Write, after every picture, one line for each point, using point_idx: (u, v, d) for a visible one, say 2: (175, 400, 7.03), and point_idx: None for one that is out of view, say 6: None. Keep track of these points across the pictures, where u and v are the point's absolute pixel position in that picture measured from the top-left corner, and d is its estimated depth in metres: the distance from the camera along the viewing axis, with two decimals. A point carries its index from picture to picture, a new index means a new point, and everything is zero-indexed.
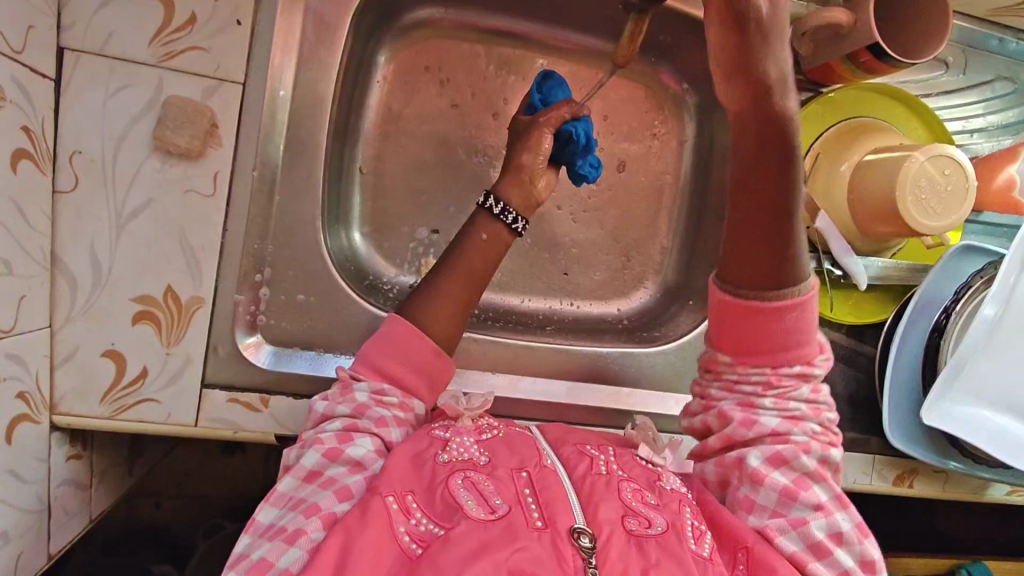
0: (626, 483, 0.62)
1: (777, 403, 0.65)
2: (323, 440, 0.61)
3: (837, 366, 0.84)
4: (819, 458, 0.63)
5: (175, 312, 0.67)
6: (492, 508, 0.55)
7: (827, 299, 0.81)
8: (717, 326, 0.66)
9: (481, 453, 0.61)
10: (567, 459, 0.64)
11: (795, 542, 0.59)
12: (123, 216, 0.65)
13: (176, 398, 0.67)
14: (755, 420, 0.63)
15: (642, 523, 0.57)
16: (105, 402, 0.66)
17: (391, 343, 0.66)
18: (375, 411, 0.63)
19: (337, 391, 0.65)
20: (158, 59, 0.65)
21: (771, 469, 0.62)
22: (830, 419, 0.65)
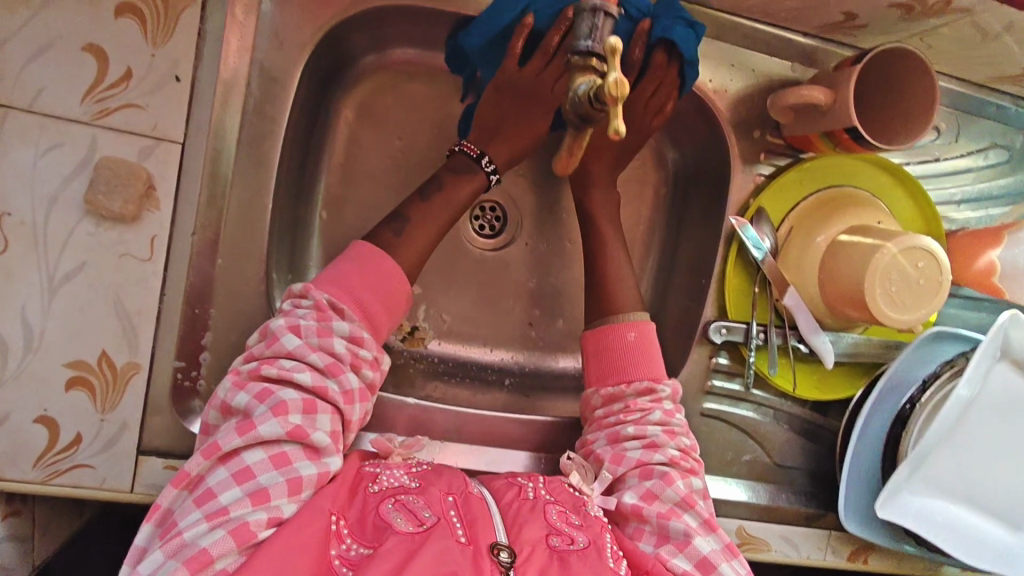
0: (551, 505, 0.62)
1: (655, 416, 0.70)
2: (287, 408, 0.56)
3: (799, 440, 0.82)
4: (685, 484, 0.67)
5: (110, 378, 0.65)
6: (420, 521, 0.54)
7: (792, 375, 0.78)
8: (606, 340, 0.74)
9: (411, 480, 0.61)
10: (497, 491, 0.64)
11: (680, 562, 0.62)
12: (55, 279, 0.63)
13: (111, 464, 0.66)
14: (622, 454, 0.69)
15: (565, 541, 0.57)
16: (37, 467, 0.64)
17: (371, 275, 0.66)
18: (347, 377, 0.61)
19: (313, 329, 0.61)
20: (91, 116, 0.61)
21: (644, 502, 0.66)
22: (687, 443, 0.70)
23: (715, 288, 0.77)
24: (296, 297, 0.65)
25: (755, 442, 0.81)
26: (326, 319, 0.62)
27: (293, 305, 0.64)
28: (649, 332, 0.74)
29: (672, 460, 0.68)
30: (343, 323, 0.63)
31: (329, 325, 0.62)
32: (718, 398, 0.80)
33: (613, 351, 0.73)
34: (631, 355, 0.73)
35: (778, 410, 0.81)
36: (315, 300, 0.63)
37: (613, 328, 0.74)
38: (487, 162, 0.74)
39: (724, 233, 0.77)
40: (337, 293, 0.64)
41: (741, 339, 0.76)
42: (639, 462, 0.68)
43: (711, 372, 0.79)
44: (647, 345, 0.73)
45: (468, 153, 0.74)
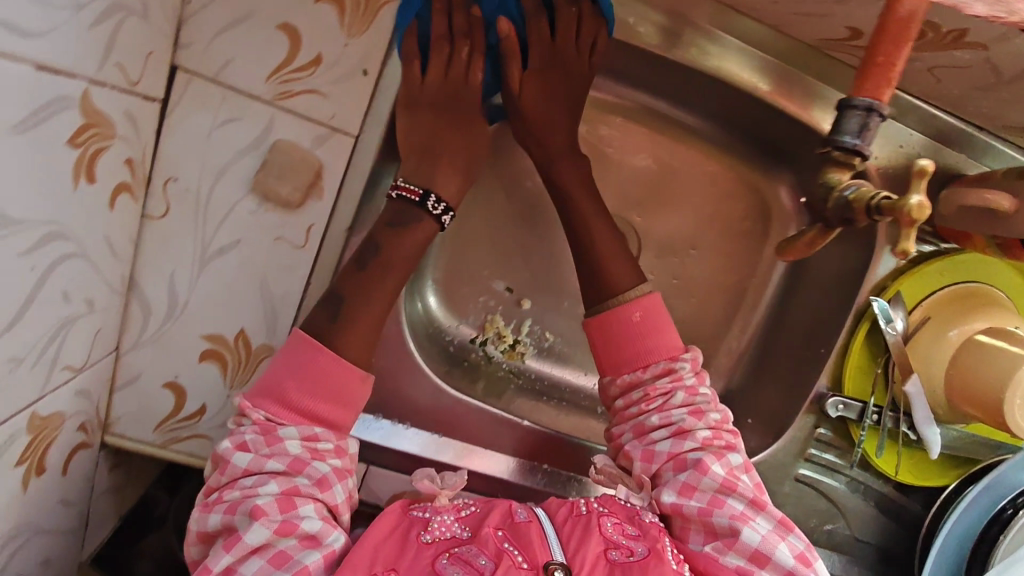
0: (606, 518, 0.62)
1: (676, 399, 0.67)
2: (265, 509, 0.52)
3: (879, 517, 0.83)
4: (724, 467, 0.64)
5: (243, 356, 0.64)
6: (476, 571, 0.52)
7: (896, 459, 0.79)
8: (612, 324, 0.70)
9: (462, 529, 0.58)
10: (551, 508, 0.64)
11: (734, 558, 0.60)
12: (208, 252, 0.62)
13: (229, 439, 0.66)
14: (652, 449, 0.66)
15: (624, 555, 0.57)
16: (158, 430, 0.65)
17: (306, 375, 0.57)
18: (315, 470, 0.55)
19: (261, 440, 0.55)
20: (273, 96, 0.60)
21: (686, 497, 0.62)
22: (717, 420, 0.68)
23: (836, 361, 0.77)
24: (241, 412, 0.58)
25: (838, 513, 0.81)
26: (280, 416, 0.56)
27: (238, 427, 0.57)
28: (657, 310, 0.71)
29: (703, 444, 0.65)
30: (294, 429, 0.56)
31: (260, 416, 0.56)
32: (814, 466, 0.80)
33: (624, 339, 0.69)
34: (638, 335, 0.69)
35: (867, 487, 0.81)
36: (255, 422, 0.56)
37: (614, 311, 0.70)
38: (433, 202, 0.63)
39: (854, 308, 0.76)
40: (262, 403, 0.57)
41: (855, 416, 0.76)
42: (670, 454, 0.65)
43: (813, 440, 0.79)
44: (655, 318, 0.70)
45: (407, 196, 0.63)
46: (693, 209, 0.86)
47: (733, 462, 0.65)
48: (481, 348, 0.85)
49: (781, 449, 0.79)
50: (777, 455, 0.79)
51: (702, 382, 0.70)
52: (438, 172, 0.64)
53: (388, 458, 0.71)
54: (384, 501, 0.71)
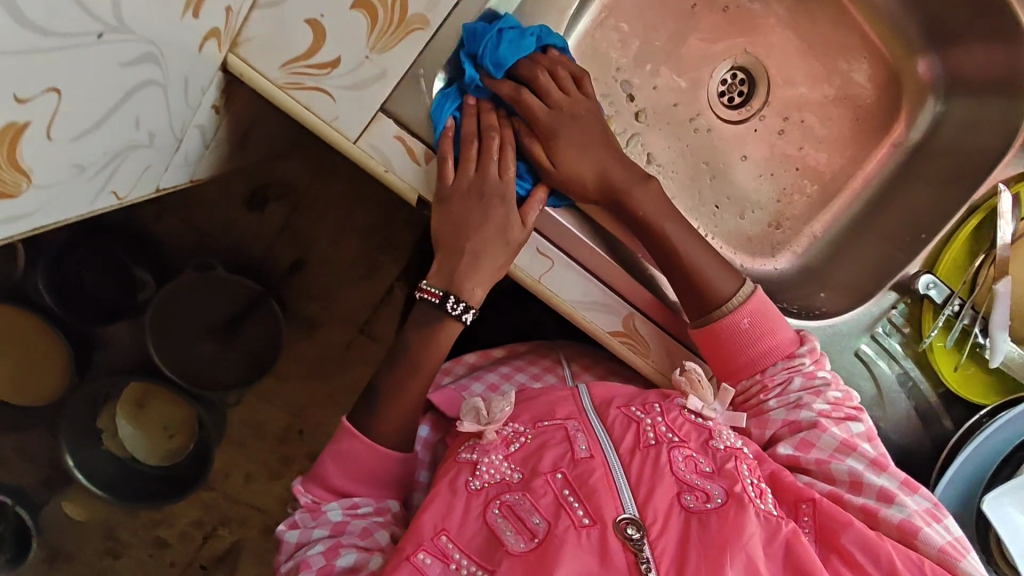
0: (677, 450, 0.64)
1: (793, 383, 0.69)
2: (309, 560, 0.60)
3: (914, 420, 0.84)
4: (840, 429, 0.67)
5: (395, 20, 0.61)
6: (532, 534, 0.58)
7: (955, 359, 0.80)
8: (720, 335, 0.70)
9: (513, 471, 0.64)
10: (613, 427, 0.66)
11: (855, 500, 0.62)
12: None
13: (352, 105, 0.62)
14: (766, 417, 0.70)
15: (699, 498, 0.59)
16: (283, 69, 0.61)
17: (343, 460, 0.65)
18: (357, 527, 0.63)
19: (307, 515, 0.64)
20: None
21: (804, 452, 0.66)
22: (837, 396, 0.69)
23: (935, 245, 0.78)
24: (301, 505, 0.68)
25: (878, 402, 0.82)
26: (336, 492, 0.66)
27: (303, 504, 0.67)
28: (761, 310, 0.71)
29: (825, 415, 0.67)
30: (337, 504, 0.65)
31: (308, 501, 0.65)
32: (875, 346, 0.80)
33: (734, 346, 0.70)
34: (750, 340, 0.70)
35: (912, 384, 0.82)
36: (307, 502, 0.65)
37: (723, 322, 0.70)
38: (453, 301, 0.65)
39: (970, 200, 0.77)
40: (321, 492, 0.66)
41: (938, 299, 0.77)
42: (786, 422, 0.68)
43: (882, 318, 0.80)
44: (767, 320, 0.70)
45: (429, 298, 0.66)
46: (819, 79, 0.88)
47: (853, 428, 0.67)
48: None
49: (850, 319, 0.80)
50: (845, 323, 0.80)
51: (820, 367, 0.71)
52: (470, 280, 0.65)
53: None
54: None
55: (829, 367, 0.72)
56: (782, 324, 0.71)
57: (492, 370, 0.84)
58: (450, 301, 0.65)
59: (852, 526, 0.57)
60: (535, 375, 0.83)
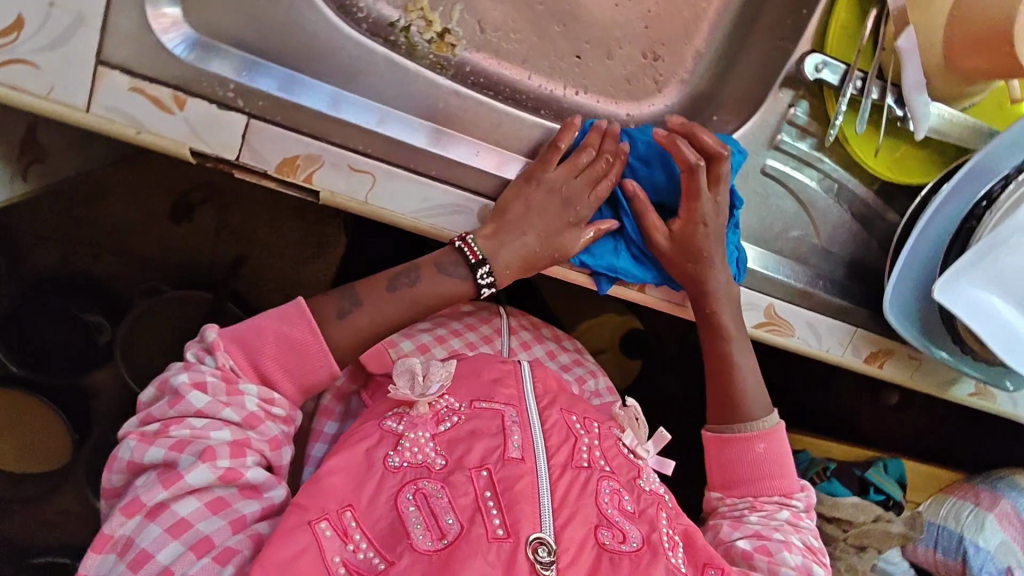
0: (605, 481, 0.61)
1: (782, 514, 0.69)
2: (216, 452, 0.53)
3: (852, 224, 0.74)
4: (801, 560, 0.66)
5: None
6: (442, 533, 0.52)
7: (874, 142, 0.69)
8: (731, 449, 0.71)
9: (436, 456, 0.57)
10: (549, 431, 0.61)
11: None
12: None
13: (62, 69, 0.52)
14: (742, 518, 0.70)
15: (615, 538, 0.56)
16: None
17: (289, 347, 0.58)
18: (274, 437, 0.58)
19: (218, 383, 0.55)
20: None
21: (755, 552, 0.66)
22: (812, 542, 0.69)
23: (817, 21, 0.66)
24: (206, 346, 0.58)
25: (806, 217, 0.72)
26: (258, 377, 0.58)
27: (198, 345, 0.59)
28: (778, 444, 0.71)
29: (799, 547, 0.67)
30: (254, 384, 0.57)
31: (215, 371, 0.56)
32: (783, 157, 0.69)
33: (735, 464, 0.71)
34: (755, 467, 0.70)
35: (841, 187, 0.72)
36: (219, 365, 0.56)
37: (737, 440, 0.70)
38: (485, 272, 0.63)
39: None
40: (232, 349, 0.57)
41: (835, 82, 0.65)
42: (758, 531, 0.68)
43: (784, 123, 0.68)
44: (776, 460, 0.70)
45: (467, 255, 0.62)
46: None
47: (817, 572, 0.65)
48: (404, 34, 0.71)
49: (748, 133, 0.69)
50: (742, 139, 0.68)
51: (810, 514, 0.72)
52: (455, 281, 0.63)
53: (278, 112, 0.57)
54: (273, 166, 0.57)
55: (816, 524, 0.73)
56: (790, 471, 0.71)
57: (425, 327, 0.73)
58: (482, 270, 0.62)
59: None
60: (471, 342, 0.74)
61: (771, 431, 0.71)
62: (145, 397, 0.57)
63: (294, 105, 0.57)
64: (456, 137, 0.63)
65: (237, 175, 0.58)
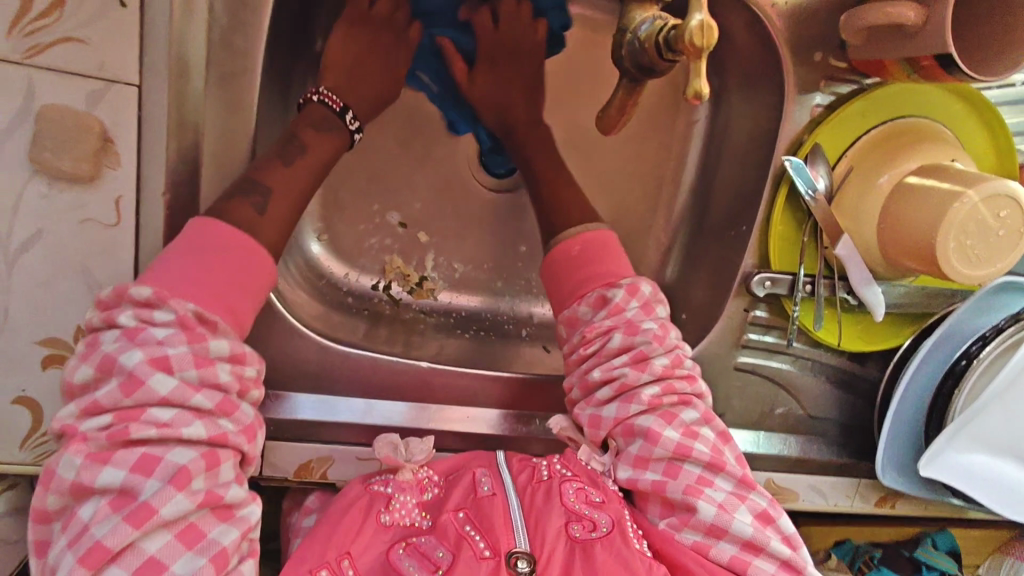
0: (569, 484, 0.57)
1: (616, 339, 0.59)
2: (193, 471, 0.45)
3: (835, 390, 0.78)
4: (680, 433, 0.56)
5: None
6: (434, 565, 0.50)
7: (837, 327, 0.72)
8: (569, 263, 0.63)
9: (424, 519, 0.55)
10: (512, 467, 0.60)
11: (690, 525, 0.55)
12: (11, 252, 0.54)
13: None
14: (597, 414, 0.59)
15: (586, 527, 0.53)
16: (25, 448, 0.59)
17: (201, 246, 0.52)
18: (243, 413, 0.50)
19: (117, 393, 0.45)
20: (21, 55, 0.50)
21: (642, 470, 0.56)
22: (664, 364, 0.58)
23: (759, 233, 0.70)
24: (145, 304, 0.49)
25: (787, 394, 0.76)
26: (197, 340, 0.49)
27: (127, 305, 0.49)
28: (600, 241, 0.64)
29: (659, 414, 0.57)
30: (223, 339, 0.50)
31: (161, 352, 0.47)
32: (754, 351, 0.74)
33: (564, 274, 0.63)
34: (579, 267, 0.63)
35: (815, 362, 0.76)
36: (177, 314, 0.49)
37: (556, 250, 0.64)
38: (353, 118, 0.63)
39: (771, 173, 0.68)
40: (186, 291, 0.50)
41: (785, 292, 0.69)
42: (617, 420, 0.58)
43: (748, 326, 0.73)
44: (601, 248, 0.63)
45: (328, 104, 0.62)
46: (589, 93, 0.76)
47: (689, 416, 0.58)
48: (386, 292, 0.77)
49: (714, 342, 0.73)
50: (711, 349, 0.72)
51: (651, 312, 0.61)
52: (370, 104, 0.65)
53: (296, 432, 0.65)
54: (291, 472, 0.65)
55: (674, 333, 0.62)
56: (622, 259, 0.63)
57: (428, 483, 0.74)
58: (348, 116, 0.62)
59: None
60: None
61: (592, 236, 0.64)
62: (79, 378, 0.47)
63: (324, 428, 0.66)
64: (458, 408, 0.71)
65: (263, 482, 0.66)
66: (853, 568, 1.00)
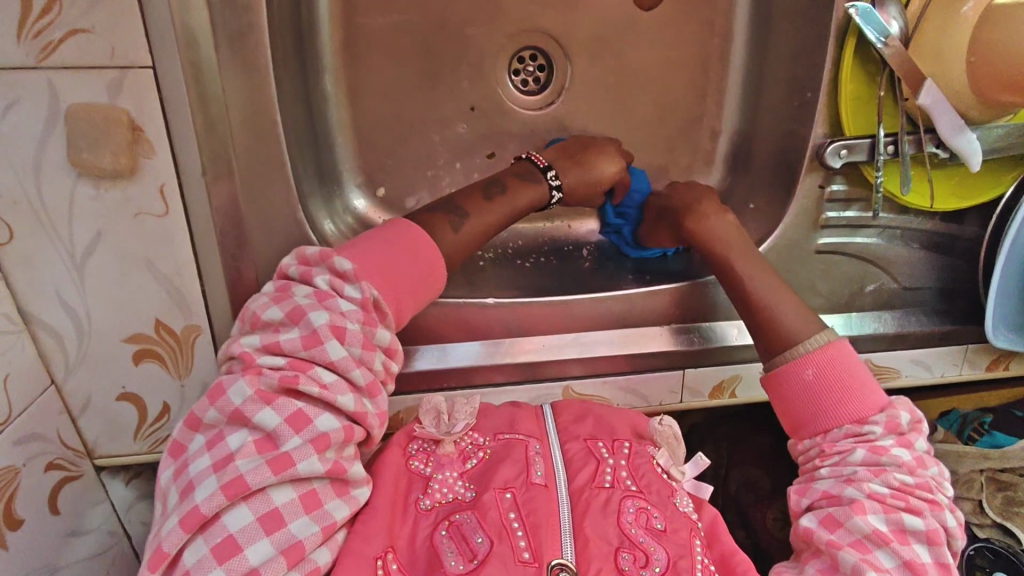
0: (629, 498, 0.55)
1: (857, 456, 0.54)
2: (329, 440, 0.46)
3: (928, 256, 0.72)
4: (888, 519, 0.51)
5: (174, 343, 0.60)
6: (473, 554, 0.48)
7: (927, 186, 0.66)
8: (783, 389, 0.59)
9: (467, 491, 0.54)
10: (571, 461, 0.58)
11: (849, 555, 0.50)
12: (78, 257, 0.56)
13: None
14: (809, 484, 0.57)
15: (637, 561, 0.50)
16: (139, 438, 0.64)
17: (396, 245, 0.55)
18: (382, 399, 0.52)
19: (299, 341, 0.48)
20: (36, 57, 0.49)
21: (826, 531, 0.53)
22: (907, 481, 0.53)
23: (826, 100, 0.64)
24: (342, 275, 0.53)
25: (877, 270, 0.71)
26: (370, 324, 0.52)
27: (320, 269, 0.53)
28: (840, 361, 0.58)
29: (879, 502, 0.52)
30: (385, 330, 0.53)
31: (341, 323, 0.50)
32: (835, 230, 0.69)
33: (796, 402, 0.58)
34: (808, 396, 0.58)
35: (904, 231, 0.70)
36: (362, 295, 0.51)
37: (779, 373, 0.59)
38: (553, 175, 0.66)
39: (833, 27, 0.61)
40: (370, 272, 0.53)
41: (865, 158, 0.63)
42: (828, 495, 0.55)
43: (825, 203, 0.67)
44: (838, 372, 0.57)
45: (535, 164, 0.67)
46: None
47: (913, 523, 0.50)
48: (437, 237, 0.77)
49: (790, 227, 0.69)
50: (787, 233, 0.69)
51: (904, 442, 0.55)
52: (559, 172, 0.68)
53: None
54: None
55: (921, 448, 0.55)
56: (867, 384, 0.57)
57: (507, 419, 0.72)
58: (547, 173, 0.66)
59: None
60: None
61: (827, 351, 0.58)
62: (268, 314, 0.51)
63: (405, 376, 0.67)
64: (528, 337, 0.70)
65: None
66: (963, 439, 0.91)
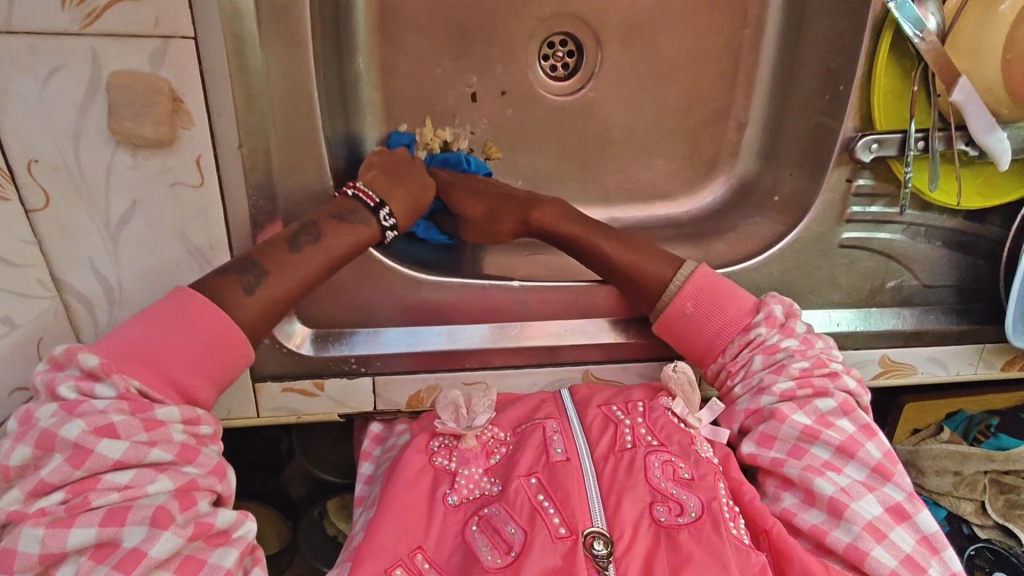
0: (654, 455, 0.57)
1: (800, 368, 0.59)
2: (171, 511, 0.43)
3: (950, 253, 0.72)
4: (808, 413, 0.58)
5: None
6: (508, 547, 0.50)
7: (956, 183, 0.67)
8: (676, 325, 0.63)
9: (492, 485, 0.56)
10: (590, 430, 0.59)
11: (793, 466, 0.57)
12: (113, 225, 0.56)
13: (234, 395, 0.65)
14: (732, 410, 0.62)
15: (672, 511, 0.52)
16: None
17: (160, 322, 0.49)
18: (206, 456, 0.47)
19: (138, 424, 0.44)
20: (81, 24, 0.49)
21: (765, 449, 0.59)
22: (804, 366, 0.59)
23: (858, 93, 0.64)
24: (87, 375, 0.45)
25: (899, 265, 0.72)
26: (143, 409, 0.45)
27: (65, 375, 0.46)
28: (707, 286, 0.63)
29: (790, 400, 0.59)
30: (172, 407, 0.47)
31: (106, 421, 0.43)
32: (860, 225, 0.69)
33: (689, 333, 0.63)
34: (698, 324, 0.63)
35: (927, 228, 0.70)
36: (118, 391, 0.45)
37: (665, 312, 0.63)
38: (386, 214, 0.59)
39: (869, 20, 0.62)
40: (140, 371, 0.47)
41: (895, 152, 0.64)
42: (751, 411, 0.61)
43: (851, 197, 0.68)
44: (711, 296, 0.62)
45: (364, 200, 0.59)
46: None
47: (824, 406, 0.58)
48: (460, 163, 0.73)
49: (815, 220, 0.69)
50: (812, 228, 0.69)
51: (805, 343, 0.62)
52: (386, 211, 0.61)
53: (394, 364, 0.67)
54: (404, 404, 0.69)
55: (802, 331, 0.62)
56: (733, 296, 0.63)
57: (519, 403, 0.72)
58: (382, 212, 0.59)
59: (797, 556, 0.51)
60: None
61: (692, 282, 0.63)
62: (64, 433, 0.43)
63: (428, 357, 0.67)
64: (548, 321, 0.70)
65: (380, 416, 0.70)
66: (969, 440, 0.89)
